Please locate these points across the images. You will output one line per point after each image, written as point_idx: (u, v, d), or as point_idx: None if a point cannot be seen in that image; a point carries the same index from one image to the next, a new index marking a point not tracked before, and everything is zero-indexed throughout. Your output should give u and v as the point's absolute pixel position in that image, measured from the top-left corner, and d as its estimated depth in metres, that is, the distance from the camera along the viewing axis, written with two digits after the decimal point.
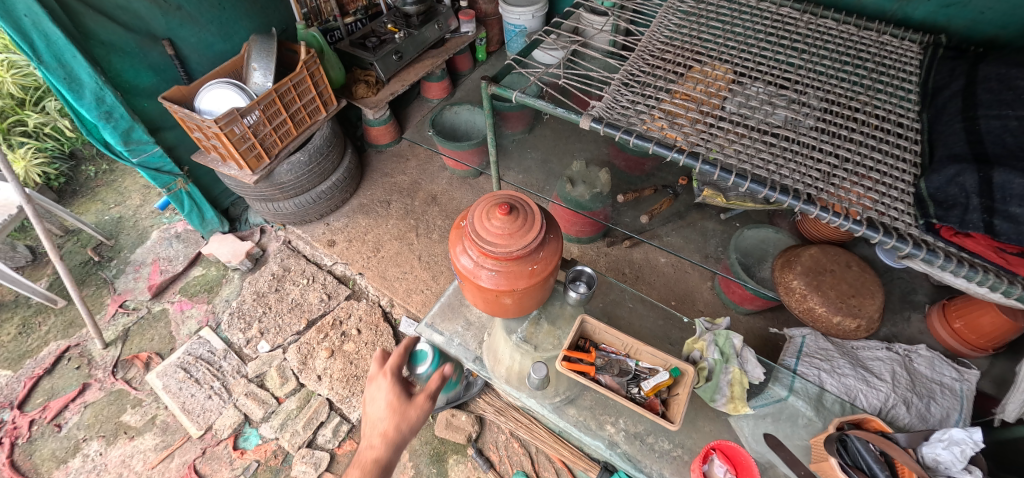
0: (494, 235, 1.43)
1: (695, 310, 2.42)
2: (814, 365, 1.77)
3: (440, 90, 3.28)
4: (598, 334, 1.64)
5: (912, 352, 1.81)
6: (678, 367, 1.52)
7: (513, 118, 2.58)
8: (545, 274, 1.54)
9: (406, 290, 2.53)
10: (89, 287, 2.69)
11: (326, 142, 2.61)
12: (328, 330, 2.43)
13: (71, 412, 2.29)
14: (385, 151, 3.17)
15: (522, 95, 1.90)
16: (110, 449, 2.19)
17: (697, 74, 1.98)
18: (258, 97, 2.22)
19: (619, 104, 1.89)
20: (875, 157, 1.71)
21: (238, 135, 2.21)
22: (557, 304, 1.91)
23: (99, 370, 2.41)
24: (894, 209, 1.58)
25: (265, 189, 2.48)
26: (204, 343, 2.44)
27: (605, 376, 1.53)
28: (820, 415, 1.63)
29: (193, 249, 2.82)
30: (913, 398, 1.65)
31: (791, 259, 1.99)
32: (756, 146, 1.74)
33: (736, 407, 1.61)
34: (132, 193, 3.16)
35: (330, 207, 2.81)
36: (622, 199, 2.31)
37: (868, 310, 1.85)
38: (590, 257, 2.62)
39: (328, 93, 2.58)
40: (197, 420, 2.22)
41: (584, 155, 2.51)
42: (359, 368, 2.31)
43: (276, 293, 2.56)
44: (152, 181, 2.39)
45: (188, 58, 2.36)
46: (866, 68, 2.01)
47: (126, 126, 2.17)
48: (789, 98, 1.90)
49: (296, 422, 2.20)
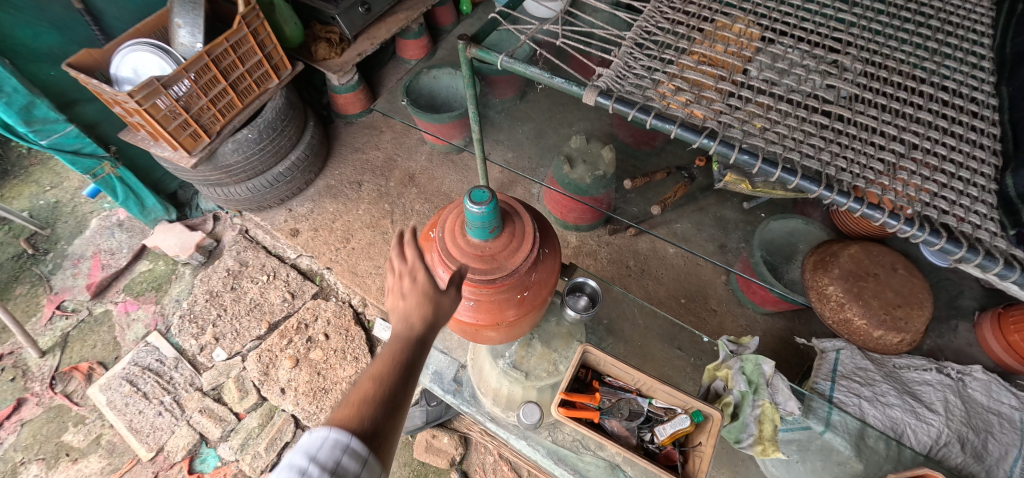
0: (470, 256, 1.08)
1: (707, 308, 2.16)
2: (853, 391, 1.50)
3: (419, 48, 2.82)
4: (603, 365, 1.31)
5: (965, 375, 1.55)
6: (700, 411, 1.21)
7: (501, 83, 2.18)
8: (538, 301, 1.18)
9: (381, 288, 2.21)
10: (22, 286, 2.38)
11: (280, 114, 2.21)
12: (292, 335, 2.12)
13: (6, 431, 2.04)
14: (356, 122, 2.78)
15: (509, 59, 1.49)
16: (51, 473, 1.95)
17: (726, 33, 1.60)
18: (187, 62, 1.82)
19: (631, 72, 1.51)
20: (948, 143, 1.39)
21: (165, 111, 1.83)
22: (552, 320, 1.60)
23: (35, 382, 2.13)
24: (975, 214, 1.27)
25: (209, 173, 2.11)
26: (153, 351, 2.15)
27: (610, 421, 1.24)
28: (862, 456, 1.38)
29: (138, 239, 2.48)
30: (968, 434, 1.41)
31: (827, 259, 1.70)
32: (804, 128, 1.40)
33: (765, 451, 1.32)
34: (70, 173, 2.78)
35: (291, 190, 2.45)
36: (630, 185, 1.98)
37: (914, 323, 1.59)
38: (590, 247, 2.34)
39: (278, 56, 2.16)
40: (147, 441, 1.97)
41: (585, 127, 2.15)
42: (328, 380, 2.02)
43: (232, 292, 2.24)
44: (71, 166, 2.01)
45: (101, 12, 1.95)
46: (932, 26, 1.65)
47: (24, 101, 1.77)
48: (841, 64, 1.54)
49: (259, 442, 1.94)
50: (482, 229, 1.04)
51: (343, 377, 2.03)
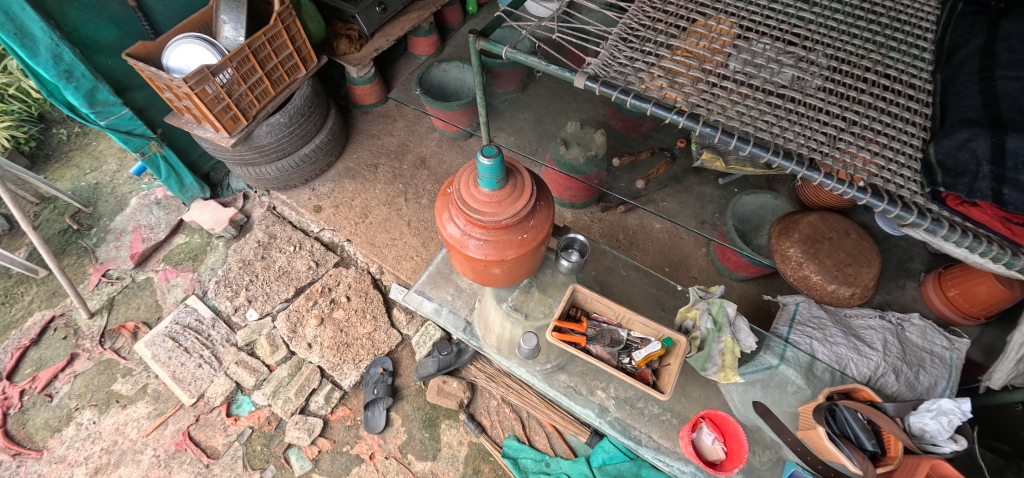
0: (481, 203, 1.33)
1: (689, 276, 2.42)
2: (807, 334, 1.81)
3: (428, 45, 3.09)
4: (589, 302, 1.62)
5: (904, 321, 1.88)
6: (670, 338, 1.51)
7: (505, 76, 2.47)
8: (536, 243, 1.44)
9: (396, 257, 2.49)
10: (69, 257, 2.61)
11: (307, 102, 2.47)
12: (317, 297, 2.40)
13: (61, 382, 2.27)
14: (371, 111, 3.04)
15: (513, 50, 1.70)
16: (103, 417, 2.18)
17: (700, 29, 1.78)
18: (230, 53, 2.08)
19: (616, 61, 1.71)
20: (885, 120, 1.55)
21: (211, 95, 2.09)
22: (548, 272, 1.87)
23: (86, 340, 2.37)
24: (901, 177, 1.44)
25: (245, 152, 2.37)
26: (192, 311, 2.41)
27: (595, 346, 1.50)
28: (810, 384, 1.65)
29: (175, 216, 2.73)
30: (903, 367, 1.72)
31: (789, 227, 1.94)
32: (760, 107, 1.58)
33: (727, 376, 1.59)
34: (108, 157, 3.01)
35: (314, 171, 2.71)
36: (617, 163, 2.21)
37: (864, 279, 1.84)
38: (584, 223, 2.59)
39: (308, 48, 2.43)
40: (189, 388, 2.22)
41: (579, 115, 2.39)
42: (350, 336, 2.32)
43: (262, 260, 2.51)
44: (124, 145, 2.27)
45: (152, 10, 2.20)
46: (881, 23, 1.78)
47: (89, 86, 2.04)
48: (799, 56, 1.69)
49: (288, 389, 2.22)
50: (490, 180, 1.29)
51: (363, 333, 2.32)
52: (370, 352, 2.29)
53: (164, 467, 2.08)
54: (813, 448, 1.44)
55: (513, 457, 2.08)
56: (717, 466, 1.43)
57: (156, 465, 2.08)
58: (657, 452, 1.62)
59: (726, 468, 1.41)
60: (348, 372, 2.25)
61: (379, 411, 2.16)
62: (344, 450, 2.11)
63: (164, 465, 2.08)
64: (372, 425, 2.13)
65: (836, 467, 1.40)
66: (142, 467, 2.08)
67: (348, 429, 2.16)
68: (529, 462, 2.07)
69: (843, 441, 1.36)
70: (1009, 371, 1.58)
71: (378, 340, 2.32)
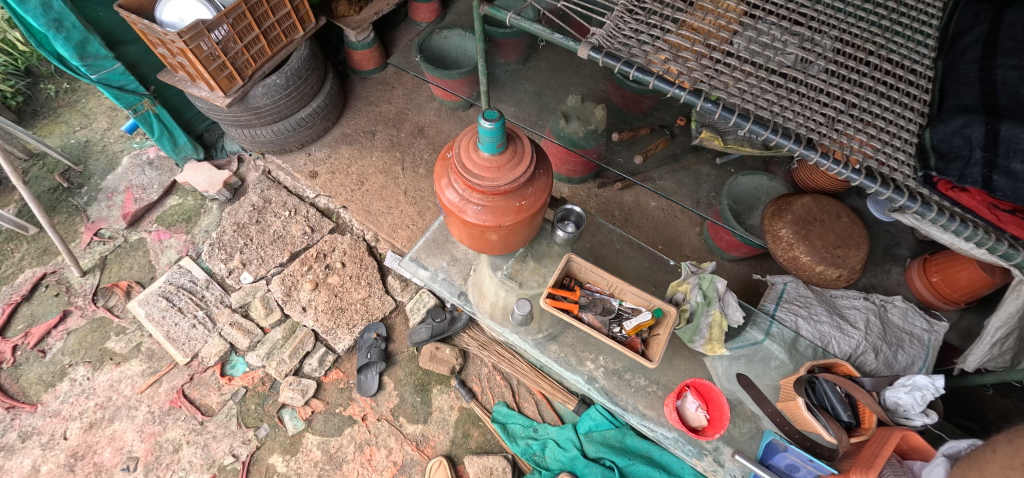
0: (480, 168, 1.34)
1: (682, 254, 2.48)
2: (792, 311, 1.87)
3: (429, 12, 3.00)
4: (584, 273, 1.69)
5: (887, 303, 1.95)
6: (660, 308, 1.59)
7: (507, 46, 2.43)
8: (533, 211, 1.45)
9: (392, 225, 2.50)
10: (60, 215, 2.57)
11: (305, 64, 2.43)
12: (312, 263, 2.41)
13: (54, 338, 2.27)
14: (370, 78, 3.00)
15: (517, 17, 1.66)
16: (97, 374, 2.19)
17: (707, 4, 1.75)
18: (226, 9, 2.03)
19: (620, 33, 1.68)
20: (882, 104, 1.55)
21: (206, 52, 2.05)
22: (544, 242, 1.93)
23: (78, 297, 2.36)
24: (894, 160, 1.45)
25: (240, 113, 2.34)
26: (185, 273, 2.41)
27: (588, 314, 1.59)
28: (792, 358, 1.73)
29: (168, 177, 2.69)
30: (882, 346, 1.79)
31: (782, 208, 1.98)
32: (762, 86, 1.57)
33: (712, 348, 1.68)
34: (98, 115, 2.94)
35: (311, 135, 2.68)
36: (617, 138, 2.18)
37: (851, 261, 1.89)
38: (580, 197, 2.60)
39: (305, 9, 2.37)
40: (183, 348, 2.24)
41: (581, 90, 2.33)
42: (344, 301, 2.35)
43: (257, 225, 2.50)
44: (116, 101, 2.23)
45: None
46: (887, 7, 1.75)
47: (80, 37, 1.98)
48: (803, 37, 1.67)
49: (283, 351, 2.25)
50: (491, 144, 1.29)
51: (357, 298, 2.36)
52: (365, 318, 2.33)
53: (158, 423, 2.11)
54: (791, 419, 1.51)
55: (502, 423, 2.15)
56: (699, 431, 1.50)
57: (151, 421, 2.11)
58: (643, 418, 1.68)
59: (707, 433, 1.49)
60: (342, 337, 2.29)
61: (372, 375, 2.21)
62: (337, 411, 2.16)
63: (158, 421, 2.11)
64: (365, 388, 2.19)
65: (813, 437, 1.48)
66: (136, 423, 2.10)
67: (341, 391, 2.21)
68: (518, 428, 2.15)
69: (820, 411, 1.42)
70: (983, 354, 1.61)
71: (373, 305, 2.35)
